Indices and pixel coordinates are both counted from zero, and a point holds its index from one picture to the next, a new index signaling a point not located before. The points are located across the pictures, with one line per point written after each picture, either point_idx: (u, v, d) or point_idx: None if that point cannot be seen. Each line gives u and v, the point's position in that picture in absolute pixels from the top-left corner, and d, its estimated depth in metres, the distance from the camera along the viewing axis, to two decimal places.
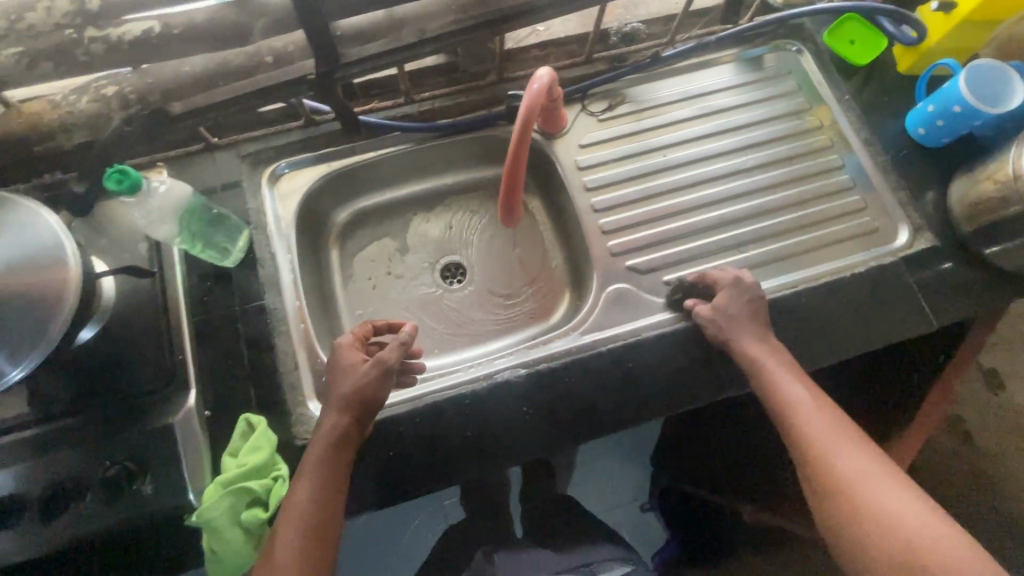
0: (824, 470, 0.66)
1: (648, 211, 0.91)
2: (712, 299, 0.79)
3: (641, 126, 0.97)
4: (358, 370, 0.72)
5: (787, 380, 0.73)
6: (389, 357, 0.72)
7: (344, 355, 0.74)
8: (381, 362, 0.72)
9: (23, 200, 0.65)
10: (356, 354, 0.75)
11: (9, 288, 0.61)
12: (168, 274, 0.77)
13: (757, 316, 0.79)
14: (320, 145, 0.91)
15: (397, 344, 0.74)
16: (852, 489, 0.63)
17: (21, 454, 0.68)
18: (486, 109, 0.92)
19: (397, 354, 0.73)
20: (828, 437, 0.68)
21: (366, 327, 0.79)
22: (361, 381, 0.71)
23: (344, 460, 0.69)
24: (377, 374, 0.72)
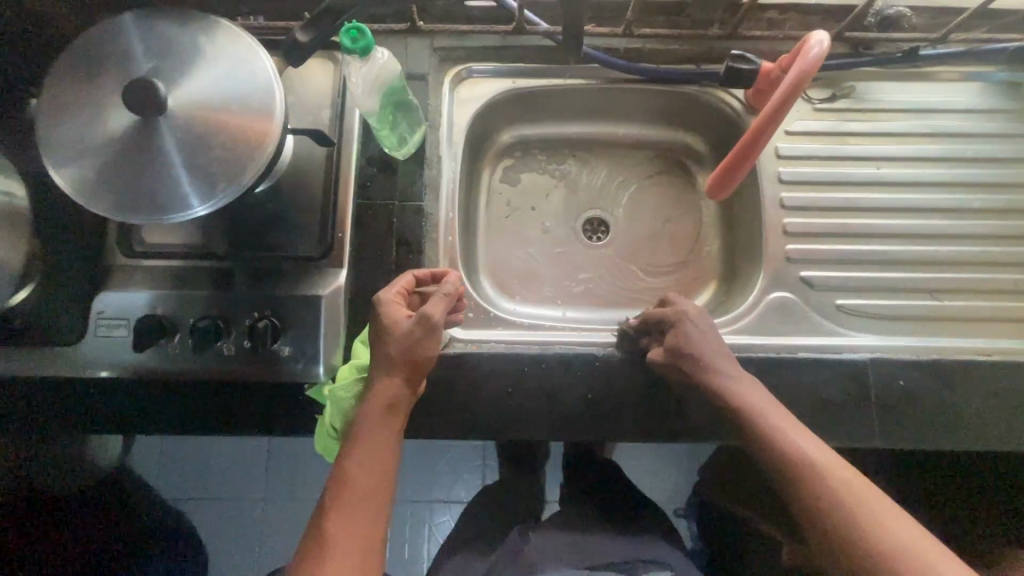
0: (833, 527, 0.55)
1: (841, 224, 0.81)
2: (675, 328, 0.69)
3: (860, 128, 0.85)
4: (402, 328, 0.62)
5: (775, 419, 0.63)
6: (435, 313, 0.62)
7: (386, 311, 0.63)
8: (426, 319, 0.62)
9: (244, 35, 0.63)
10: (399, 307, 0.64)
11: (220, 123, 0.61)
12: (344, 149, 0.76)
13: (720, 345, 0.68)
14: (512, 58, 0.85)
15: (442, 297, 0.63)
16: (869, 530, 0.54)
17: (180, 281, 0.70)
18: (698, 64, 0.83)
19: (443, 309, 0.63)
20: (832, 486, 0.57)
21: (407, 277, 0.68)
22: (407, 341, 0.61)
23: (400, 423, 0.62)
24: (423, 334, 0.62)
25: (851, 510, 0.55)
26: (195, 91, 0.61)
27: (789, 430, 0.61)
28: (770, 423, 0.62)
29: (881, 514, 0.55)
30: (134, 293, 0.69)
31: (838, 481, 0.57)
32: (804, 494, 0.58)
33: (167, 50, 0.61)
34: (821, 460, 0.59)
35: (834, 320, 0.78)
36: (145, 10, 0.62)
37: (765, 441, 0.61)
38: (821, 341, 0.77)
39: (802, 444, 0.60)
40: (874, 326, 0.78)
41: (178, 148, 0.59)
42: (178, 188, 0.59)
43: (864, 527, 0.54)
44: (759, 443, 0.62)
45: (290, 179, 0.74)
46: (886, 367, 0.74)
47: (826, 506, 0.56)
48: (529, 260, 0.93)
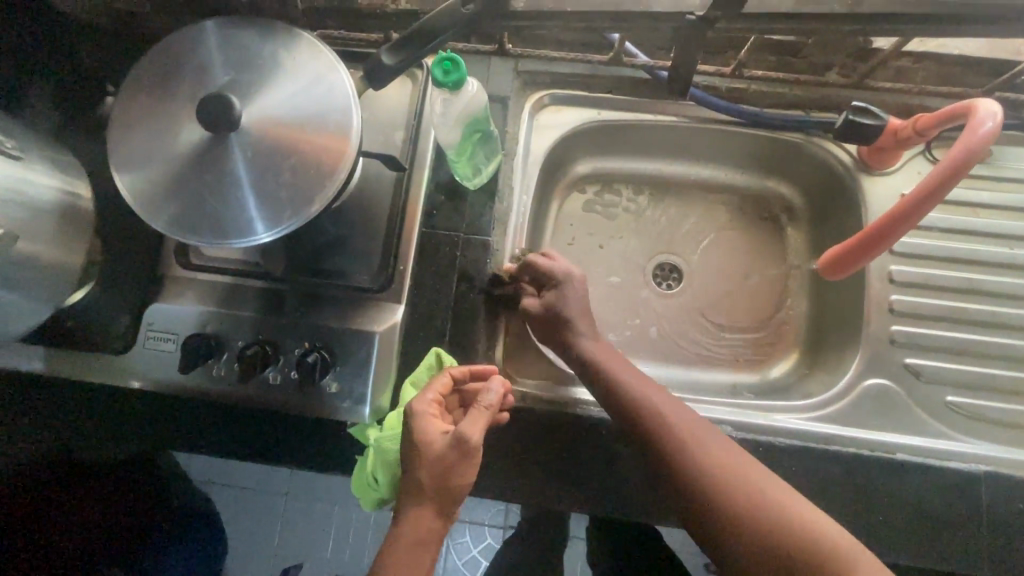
0: (714, 500, 0.55)
1: (958, 308, 0.71)
2: (555, 292, 0.70)
3: (991, 200, 0.74)
4: (434, 451, 0.55)
5: (617, 368, 0.66)
6: (471, 434, 0.55)
7: (419, 425, 0.57)
8: (460, 442, 0.54)
9: (326, 50, 0.58)
10: (433, 420, 0.58)
11: (292, 145, 0.57)
12: (414, 175, 0.71)
13: (589, 309, 0.71)
14: (600, 88, 0.79)
15: (480, 414, 0.56)
16: (746, 494, 0.54)
17: (233, 299, 0.67)
18: (811, 111, 0.74)
19: (481, 427, 0.56)
20: (709, 462, 0.57)
21: (443, 378, 0.61)
22: (438, 467, 0.55)
23: (429, 560, 0.55)
24: (457, 459, 0.55)
25: (730, 480, 0.56)
26: (270, 109, 0.57)
27: (669, 408, 0.62)
28: (653, 402, 0.63)
29: (757, 481, 0.55)
30: (186, 307, 0.67)
31: (696, 443, 0.59)
32: (678, 469, 0.58)
33: (247, 62, 0.57)
34: (683, 427, 0.60)
35: (939, 418, 0.69)
36: (228, 16, 0.59)
37: (642, 423, 0.62)
38: (922, 441, 0.67)
39: (674, 419, 0.61)
40: (985, 432, 0.68)
41: (248, 169, 0.56)
42: (242, 211, 0.56)
43: (737, 498, 0.55)
44: (637, 426, 0.62)
45: (356, 202, 0.70)
46: (1001, 484, 0.64)
47: (707, 479, 0.56)
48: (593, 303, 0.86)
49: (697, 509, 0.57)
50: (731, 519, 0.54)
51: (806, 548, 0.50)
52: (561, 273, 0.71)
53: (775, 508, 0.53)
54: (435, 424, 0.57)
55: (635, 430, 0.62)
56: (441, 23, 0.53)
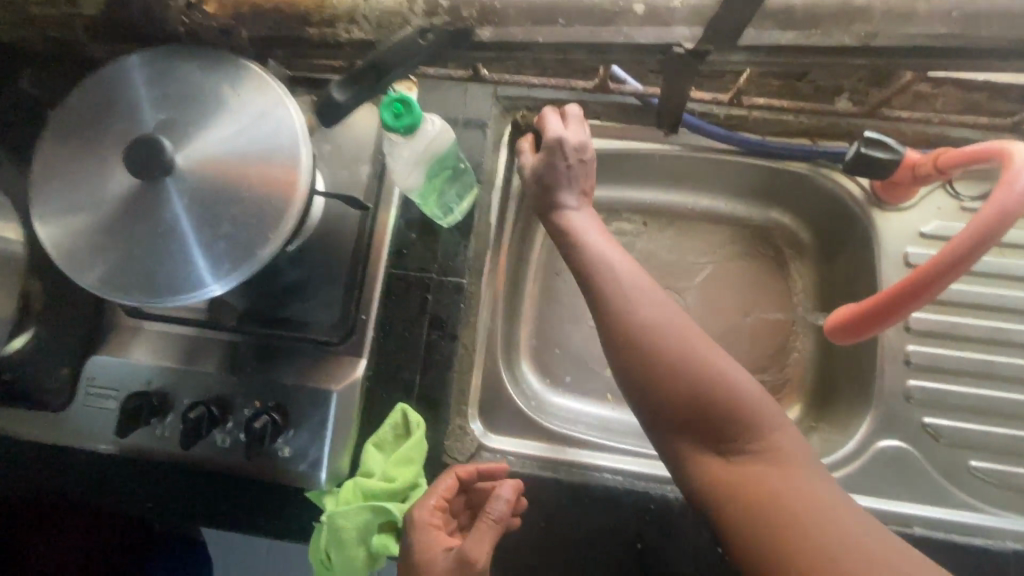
0: (662, 377, 0.46)
1: (983, 361, 0.64)
2: (545, 156, 0.55)
3: (1021, 239, 0.67)
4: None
5: (591, 238, 0.53)
6: (477, 555, 0.48)
7: (420, 539, 0.51)
8: (465, 565, 0.48)
9: (272, 82, 0.52)
10: (435, 533, 0.52)
11: (233, 189, 0.51)
12: (381, 213, 0.65)
13: (586, 175, 0.56)
14: (587, 114, 0.73)
15: (487, 528, 0.50)
16: (697, 369, 0.46)
17: (183, 351, 0.62)
18: (814, 139, 0.69)
19: (488, 544, 0.49)
20: (670, 328, 0.47)
21: (448, 482, 0.56)
22: None
23: None
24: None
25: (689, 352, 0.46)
26: (209, 149, 0.51)
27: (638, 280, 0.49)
28: (619, 270, 0.50)
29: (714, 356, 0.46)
30: (133, 359, 0.62)
31: (680, 340, 0.47)
32: (635, 346, 0.47)
33: (185, 98, 0.52)
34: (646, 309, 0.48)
35: (963, 486, 0.61)
36: (165, 46, 0.53)
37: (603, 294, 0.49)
38: (943, 513, 0.60)
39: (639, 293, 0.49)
40: (1015, 502, 0.60)
41: (185, 217, 0.50)
42: (178, 265, 0.50)
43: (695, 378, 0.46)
44: (601, 293, 0.49)
45: (316, 243, 0.64)
46: None
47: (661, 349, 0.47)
48: (581, 343, 0.79)
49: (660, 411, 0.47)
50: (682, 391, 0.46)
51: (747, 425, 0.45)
52: (553, 138, 0.55)
53: (727, 386, 0.45)
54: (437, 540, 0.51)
55: (603, 314, 0.49)
56: (396, 57, 0.46)
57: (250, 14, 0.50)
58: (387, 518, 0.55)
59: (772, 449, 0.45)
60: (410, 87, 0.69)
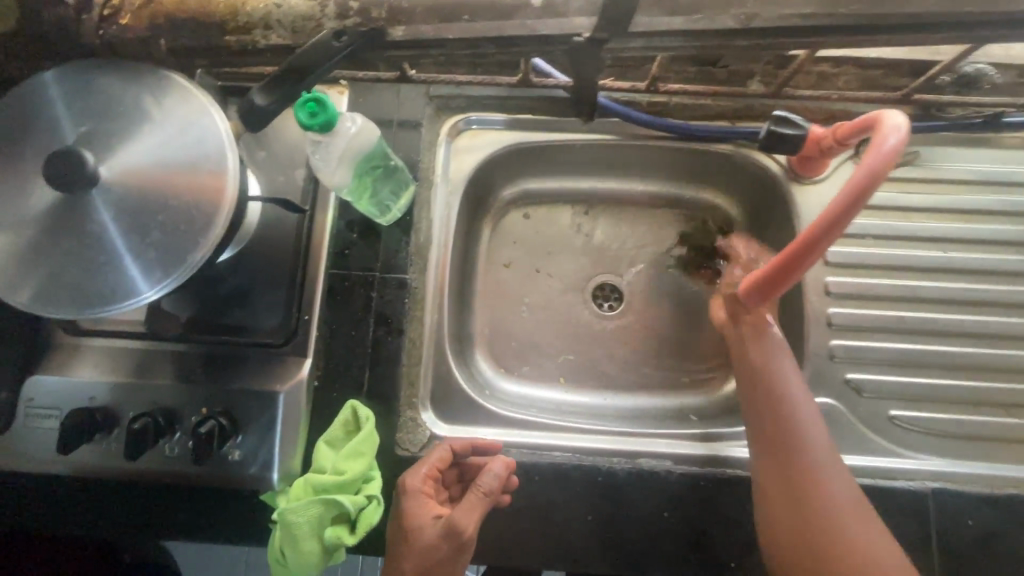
0: (803, 503, 0.55)
1: (898, 318, 0.69)
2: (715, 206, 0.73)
3: (923, 202, 0.72)
4: (426, 539, 0.54)
5: (787, 377, 0.61)
6: (466, 524, 0.53)
7: (413, 508, 0.57)
8: (454, 532, 0.53)
9: (196, 92, 0.53)
10: (426, 505, 0.57)
11: (161, 197, 0.51)
12: (318, 215, 0.66)
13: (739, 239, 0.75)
14: (518, 109, 0.75)
15: (478, 497, 0.55)
16: (812, 506, 0.55)
17: (126, 365, 0.62)
18: (732, 121, 0.72)
19: (477, 515, 0.54)
20: (796, 451, 0.58)
21: (443, 454, 0.60)
22: (426, 558, 0.53)
23: None
24: (450, 552, 0.54)
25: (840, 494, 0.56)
26: (135, 159, 0.51)
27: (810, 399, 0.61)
28: (797, 402, 0.60)
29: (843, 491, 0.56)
30: (74, 377, 0.61)
31: (808, 468, 0.57)
32: (781, 466, 0.57)
33: (105, 110, 0.52)
34: (817, 441, 0.58)
35: (886, 434, 0.66)
36: (84, 62, 0.53)
37: (763, 393, 0.61)
38: (870, 461, 0.64)
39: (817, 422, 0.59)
40: (934, 446, 0.65)
41: (114, 229, 0.51)
42: (110, 275, 0.50)
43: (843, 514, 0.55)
44: (779, 415, 0.59)
45: (255, 248, 0.64)
46: (950, 503, 0.61)
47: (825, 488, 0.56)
48: (530, 331, 0.82)
49: (786, 530, 0.55)
50: (778, 478, 0.57)
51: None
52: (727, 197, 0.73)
53: (826, 507, 0.55)
54: (427, 509, 0.56)
55: (777, 448, 0.58)
56: (313, 58, 0.48)
57: (164, 24, 0.51)
58: (338, 511, 0.56)
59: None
60: (341, 91, 0.70)
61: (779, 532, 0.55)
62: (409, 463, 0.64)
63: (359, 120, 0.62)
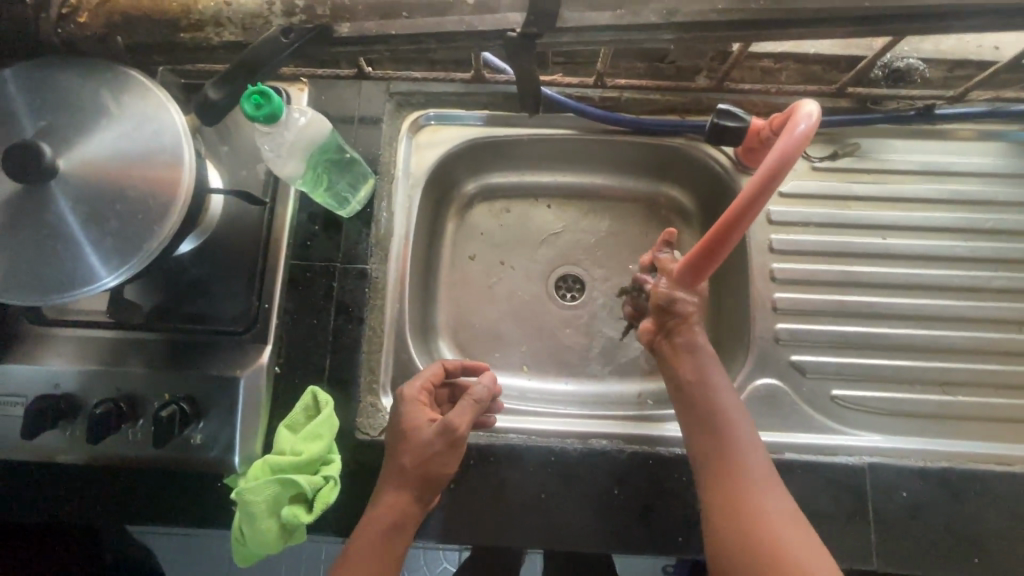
0: (745, 522, 0.54)
1: (839, 302, 0.72)
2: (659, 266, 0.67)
3: (864, 191, 0.75)
4: (423, 436, 0.58)
5: (716, 391, 0.60)
6: (458, 423, 0.58)
7: (410, 411, 0.61)
8: (449, 430, 0.58)
9: (154, 89, 0.55)
10: (423, 409, 0.61)
11: (118, 189, 0.53)
12: (280, 207, 0.69)
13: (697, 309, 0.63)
14: (477, 105, 0.78)
15: (469, 402, 0.59)
16: (753, 521, 0.53)
17: (90, 353, 0.63)
18: (681, 115, 0.75)
19: (468, 417, 0.58)
20: (732, 469, 0.56)
21: (436, 371, 0.65)
22: (424, 451, 0.58)
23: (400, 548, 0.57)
24: (444, 447, 0.58)
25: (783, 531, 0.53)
26: (92, 152, 0.53)
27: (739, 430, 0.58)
28: (725, 417, 0.59)
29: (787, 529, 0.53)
30: (38, 365, 0.63)
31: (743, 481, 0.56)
32: (727, 486, 0.56)
33: (63, 106, 0.54)
34: (752, 464, 0.57)
35: (828, 413, 0.68)
36: (44, 60, 0.55)
37: (695, 408, 0.60)
38: (811, 438, 0.67)
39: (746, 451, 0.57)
40: (873, 424, 0.68)
41: (72, 219, 0.52)
42: (68, 263, 0.52)
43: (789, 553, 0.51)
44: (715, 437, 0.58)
45: (217, 240, 0.66)
46: (885, 476, 0.64)
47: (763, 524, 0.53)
48: (494, 321, 0.84)
49: (730, 548, 0.53)
50: (722, 504, 0.55)
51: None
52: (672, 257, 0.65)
53: (766, 522, 0.53)
54: (424, 412, 0.60)
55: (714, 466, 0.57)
56: (262, 55, 0.50)
57: (121, 22, 0.53)
58: (295, 490, 0.58)
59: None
60: (301, 88, 0.72)
61: (725, 550, 0.53)
62: (368, 446, 0.66)
63: (310, 112, 0.65)
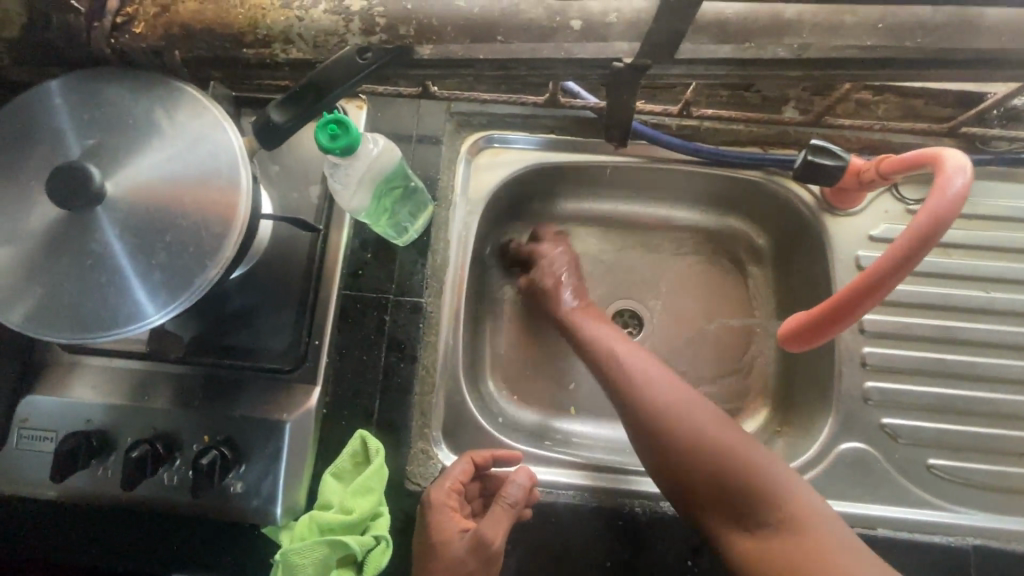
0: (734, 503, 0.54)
1: (935, 359, 0.66)
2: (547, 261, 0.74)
3: (964, 238, 0.69)
4: (455, 553, 0.51)
5: (649, 369, 0.62)
6: (494, 536, 0.51)
7: (437, 524, 0.53)
8: (484, 546, 0.51)
9: (209, 105, 0.50)
10: (452, 518, 0.54)
11: (169, 217, 0.49)
12: (333, 234, 0.64)
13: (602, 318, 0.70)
14: (542, 128, 0.72)
15: (504, 508, 0.53)
16: (730, 491, 0.54)
17: (125, 386, 0.59)
18: (766, 148, 0.69)
19: (504, 527, 0.52)
20: (697, 453, 0.56)
21: (465, 467, 0.57)
22: (456, 573, 0.51)
23: None
24: (478, 566, 0.51)
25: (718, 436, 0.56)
26: (142, 175, 0.49)
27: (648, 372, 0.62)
28: (660, 399, 0.59)
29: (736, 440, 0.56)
30: (71, 398, 0.58)
31: (699, 454, 0.56)
32: (685, 471, 0.56)
33: (113, 123, 0.49)
34: (703, 432, 0.56)
35: (923, 484, 0.62)
36: (94, 71, 0.51)
37: (637, 396, 0.60)
38: (905, 513, 0.61)
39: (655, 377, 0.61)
40: (974, 499, 0.61)
41: (119, 248, 0.48)
42: (113, 296, 0.48)
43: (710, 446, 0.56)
44: (662, 424, 0.58)
45: (266, 267, 0.61)
46: (990, 562, 0.57)
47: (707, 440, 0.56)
48: (546, 357, 0.78)
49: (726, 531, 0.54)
50: (699, 483, 0.55)
51: (815, 544, 0.50)
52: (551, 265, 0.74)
53: (761, 486, 0.53)
54: (454, 522, 0.53)
55: (673, 460, 0.56)
56: (336, 76, 0.45)
57: (181, 34, 0.48)
58: (345, 552, 0.53)
59: (793, 521, 0.51)
60: (359, 105, 0.67)
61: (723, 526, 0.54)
62: (418, 498, 0.61)
63: (380, 139, 0.60)
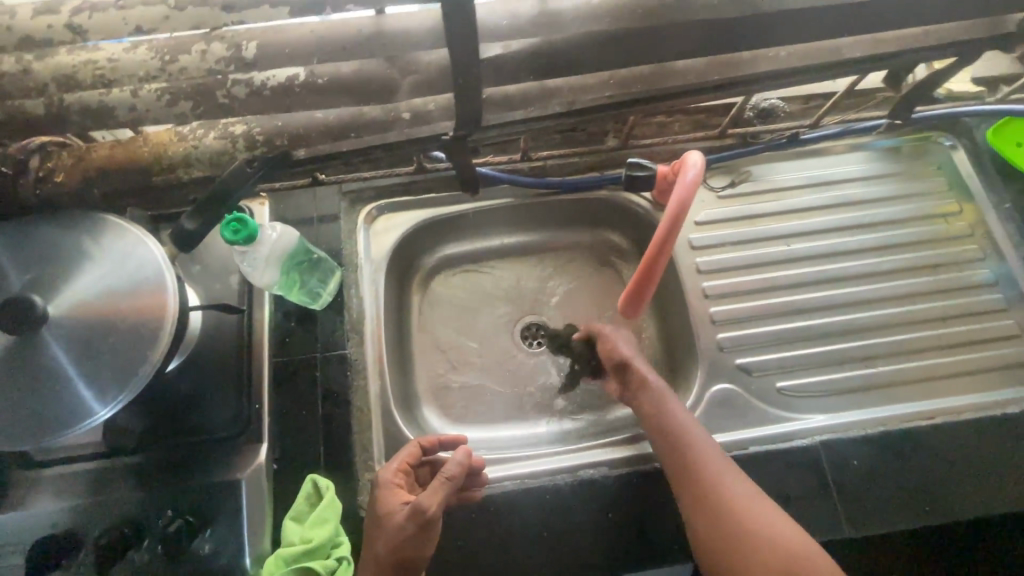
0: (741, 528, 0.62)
1: (765, 304, 0.83)
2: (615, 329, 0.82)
3: (765, 209, 0.88)
4: (396, 520, 0.60)
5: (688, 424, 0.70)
6: (428, 505, 0.60)
7: (384, 495, 0.64)
8: (418, 514, 0.59)
9: (129, 227, 0.61)
10: (397, 494, 0.64)
11: (106, 324, 0.58)
12: (256, 313, 0.74)
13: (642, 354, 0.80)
14: (422, 190, 0.87)
15: (441, 480, 0.61)
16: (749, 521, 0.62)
17: (85, 487, 0.65)
18: (597, 170, 0.88)
19: (440, 496, 0.60)
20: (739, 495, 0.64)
21: (411, 450, 0.68)
22: (397, 534, 0.60)
23: None
24: (415, 532, 0.59)
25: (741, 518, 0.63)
26: (80, 295, 0.58)
27: (706, 446, 0.67)
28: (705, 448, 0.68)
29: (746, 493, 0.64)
30: (36, 509, 0.63)
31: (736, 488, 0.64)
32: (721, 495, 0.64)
33: (48, 258, 0.59)
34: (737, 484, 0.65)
35: (778, 404, 0.78)
36: (26, 220, 0.61)
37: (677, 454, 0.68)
38: (768, 430, 0.75)
39: (689, 436, 0.69)
40: (819, 406, 0.77)
41: (65, 357, 0.56)
42: (65, 401, 0.55)
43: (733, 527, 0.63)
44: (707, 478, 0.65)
45: (201, 353, 0.70)
46: (835, 450, 0.73)
47: (736, 524, 0.63)
48: (469, 378, 0.89)
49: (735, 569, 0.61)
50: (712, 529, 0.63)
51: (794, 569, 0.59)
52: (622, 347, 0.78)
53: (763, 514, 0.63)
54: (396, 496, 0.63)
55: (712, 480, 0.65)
56: (230, 184, 0.57)
57: (95, 175, 0.59)
58: None
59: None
60: (262, 203, 0.81)
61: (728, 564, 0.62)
62: None
63: (276, 222, 0.73)
